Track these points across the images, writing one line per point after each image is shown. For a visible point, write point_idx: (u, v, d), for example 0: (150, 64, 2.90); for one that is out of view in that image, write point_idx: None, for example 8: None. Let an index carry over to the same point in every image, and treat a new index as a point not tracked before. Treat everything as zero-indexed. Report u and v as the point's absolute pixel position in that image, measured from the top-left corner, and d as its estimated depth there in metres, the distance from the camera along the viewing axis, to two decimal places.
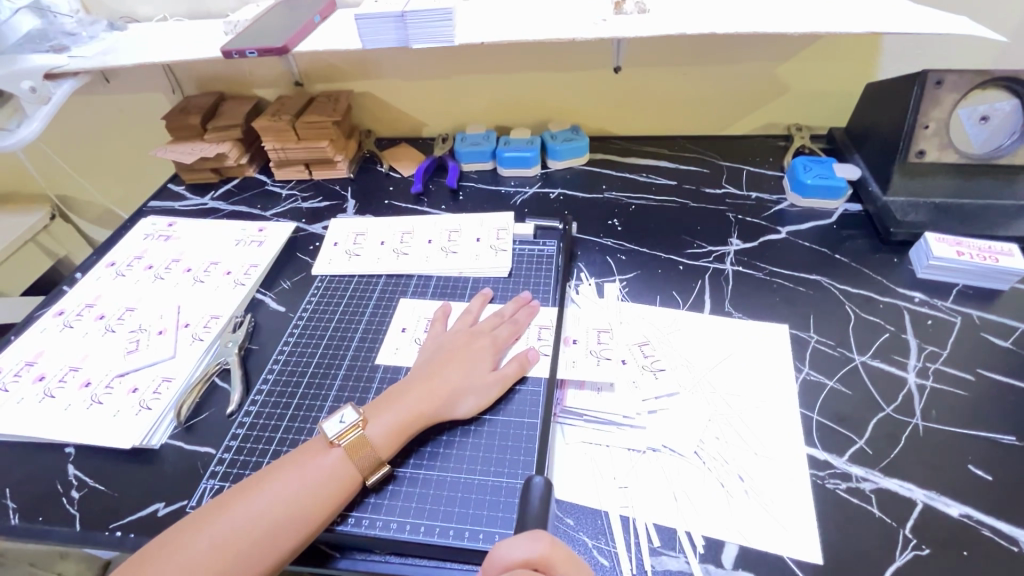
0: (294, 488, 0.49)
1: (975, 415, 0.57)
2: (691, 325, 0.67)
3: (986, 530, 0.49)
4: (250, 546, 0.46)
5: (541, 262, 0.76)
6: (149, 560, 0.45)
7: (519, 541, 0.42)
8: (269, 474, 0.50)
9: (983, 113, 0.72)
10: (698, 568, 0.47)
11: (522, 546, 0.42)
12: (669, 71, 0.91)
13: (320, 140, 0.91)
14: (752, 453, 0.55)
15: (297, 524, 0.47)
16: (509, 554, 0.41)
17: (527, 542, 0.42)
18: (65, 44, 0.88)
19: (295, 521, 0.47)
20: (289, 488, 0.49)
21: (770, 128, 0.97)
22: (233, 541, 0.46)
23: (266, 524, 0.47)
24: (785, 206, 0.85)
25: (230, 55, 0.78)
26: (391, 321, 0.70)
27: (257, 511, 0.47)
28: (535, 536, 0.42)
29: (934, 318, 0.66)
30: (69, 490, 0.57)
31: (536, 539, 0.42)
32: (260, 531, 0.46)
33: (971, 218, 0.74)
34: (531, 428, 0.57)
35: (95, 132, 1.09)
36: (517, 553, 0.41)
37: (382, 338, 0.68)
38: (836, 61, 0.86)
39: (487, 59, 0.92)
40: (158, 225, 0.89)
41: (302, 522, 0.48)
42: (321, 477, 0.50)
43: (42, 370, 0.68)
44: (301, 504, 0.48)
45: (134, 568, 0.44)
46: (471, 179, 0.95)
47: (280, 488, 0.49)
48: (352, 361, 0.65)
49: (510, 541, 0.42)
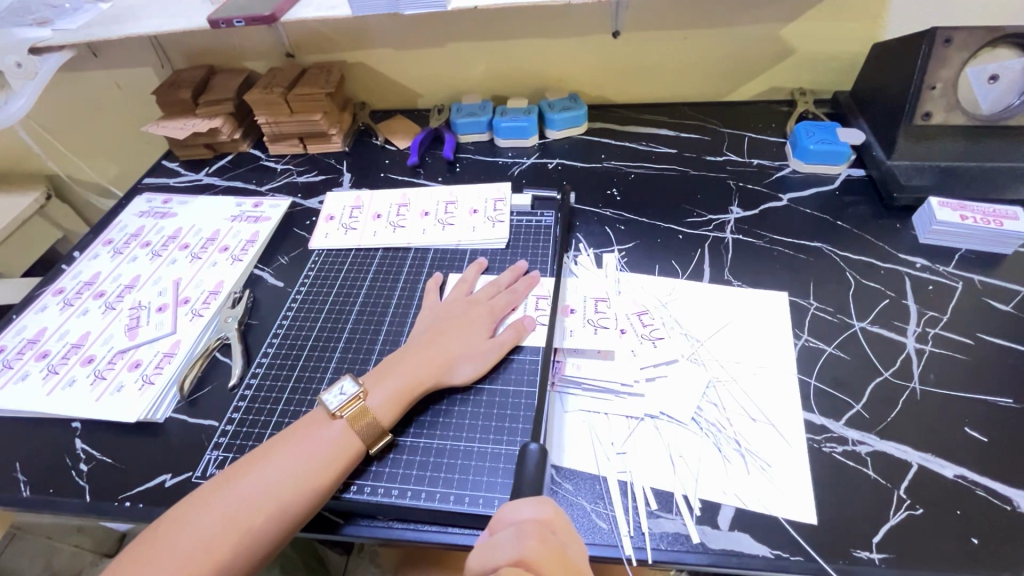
0: (324, 441, 0.51)
1: (974, 379, 0.57)
2: (689, 293, 0.67)
3: (980, 489, 0.49)
4: (284, 493, 0.48)
5: (539, 232, 0.76)
6: (190, 510, 0.47)
7: (527, 502, 0.43)
8: (297, 432, 0.52)
9: (992, 72, 0.70)
10: (695, 529, 0.48)
11: (528, 507, 0.43)
12: (670, 34, 0.88)
13: (314, 113, 0.90)
14: (749, 419, 0.55)
15: (327, 471, 0.49)
16: (516, 512, 0.43)
17: (533, 504, 0.43)
18: (50, 17, 0.85)
19: (323, 468, 0.49)
20: (309, 447, 0.50)
21: (772, 94, 0.94)
22: (269, 490, 0.48)
23: (300, 472, 0.49)
24: (786, 172, 0.83)
25: (218, 25, 0.77)
26: (420, 299, 0.69)
27: (290, 461, 0.49)
28: (541, 499, 0.44)
29: (935, 283, 0.66)
30: (78, 463, 0.58)
31: (542, 502, 0.43)
32: (295, 479, 0.48)
33: (976, 181, 0.73)
34: (530, 398, 0.57)
35: (86, 108, 1.07)
36: (524, 511, 0.43)
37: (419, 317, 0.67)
38: (843, 21, 0.83)
39: (482, 25, 0.89)
40: (154, 203, 0.89)
41: (330, 468, 0.50)
42: (337, 437, 0.51)
43: (45, 347, 0.69)
44: (332, 452, 0.50)
45: (175, 518, 0.47)
46: (468, 151, 0.93)
47: (312, 439, 0.51)
48: (381, 338, 0.65)
49: (520, 501, 0.44)
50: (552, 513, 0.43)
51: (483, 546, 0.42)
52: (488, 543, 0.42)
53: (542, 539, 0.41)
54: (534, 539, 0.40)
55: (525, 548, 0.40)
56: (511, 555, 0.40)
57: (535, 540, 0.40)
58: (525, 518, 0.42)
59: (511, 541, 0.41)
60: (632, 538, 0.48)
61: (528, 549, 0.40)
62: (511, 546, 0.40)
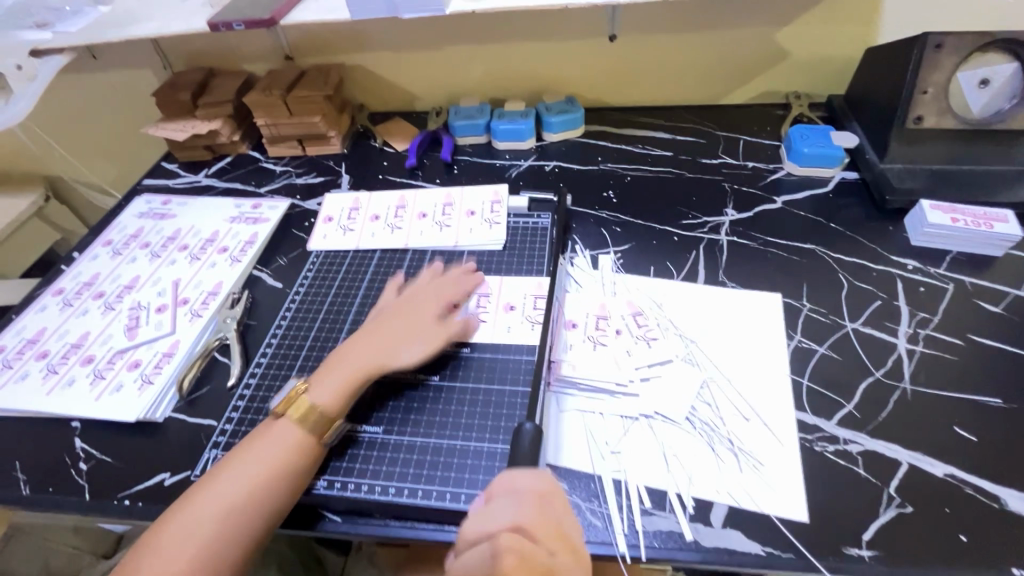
0: (283, 440, 0.52)
1: (964, 379, 0.58)
2: (683, 295, 0.68)
3: (969, 488, 0.50)
4: (251, 493, 0.49)
5: (536, 234, 0.76)
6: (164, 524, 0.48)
7: (528, 474, 0.45)
8: (259, 435, 0.53)
9: (984, 77, 0.71)
10: (688, 527, 0.49)
11: (526, 478, 0.44)
12: (666, 38, 0.89)
13: (313, 115, 0.90)
14: (743, 419, 0.56)
15: (291, 466, 0.51)
16: (515, 482, 0.44)
17: (535, 477, 0.44)
18: (49, 20, 0.86)
19: (286, 463, 0.51)
20: (271, 446, 0.52)
21: (766, 97, 0.96)
22: (235, 495, 0.49)
23: (263, 472, 0.50)
24: (781, 174, 0.84)
25: (217, 28, 0.78)
26: None
27: (253, 463, 0.51)
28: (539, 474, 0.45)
29: (927, 284, 0.67)
30: (77, 462, 0.58)
31: (540, 477, 0.45)
32: (259, 479, 0.50)
33: (968, 184, 0.74)
34: (526, 397, 0.57)
35: (86, 110, 1.08)
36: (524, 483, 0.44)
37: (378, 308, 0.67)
38: (837, 25, 0.84)
39: (480, 27, 0.90)
40: (153, 204, 0.90)
41: (291, 463, 0.51)
42: (296, 434, 0.52)
43: (44, 348, 0.69)
44: (293, 449, 0.52)
45: (152, 533, 0.48)
46: (466, 153, 0.94)
47: (271, 440, 0.52)
48: None
49: (518, 471, 0.45)
50: (549, 485, 0.44)
51: (480, 512, 0.43)
52: (485, 511, 0.43)
53: (540, 509, 0.43)
54: (532, 511, 0.42)
55: (522, 515, 0.42)
56: (509, 521, 0.42)
57: (534, 512, 0.42)
58: (523, 491, 0.44)
59: (510, 508, 0.43)
60: (626, 536, 0.49)
61: (526, 520, 0.42)
62: (509, 514, 0.42)
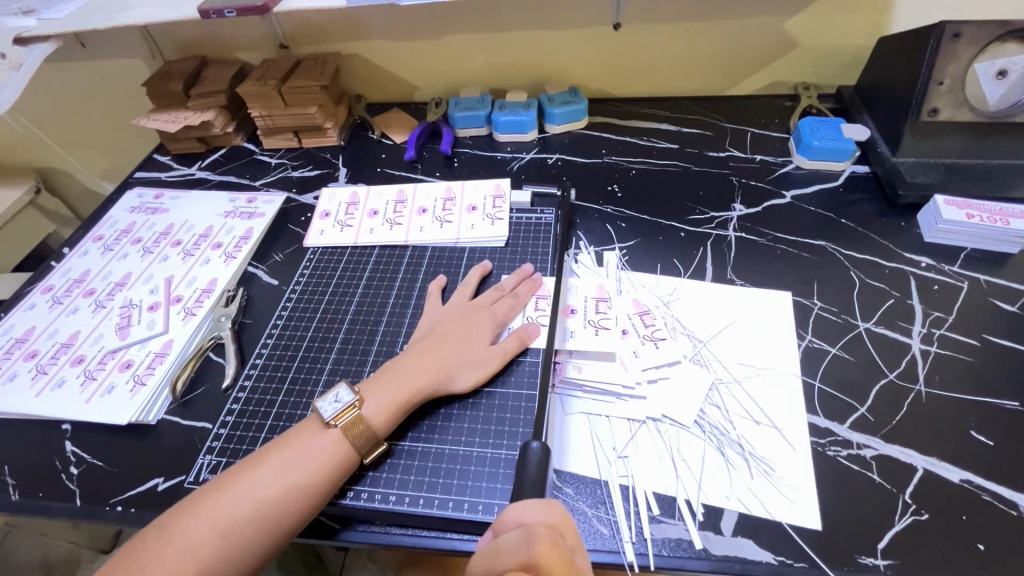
0: (319, 449, 0.49)
1: (980, 381, 0.56)
2: (692, 293, 0.66)
3: (986, 494, 0.48)
4: (277, 501, 0.47)
5: (539, 230, 0.74)
6: (181, 516, 0.46)
7: (535, 504, 0.42)
8: (294, 438, 0.51)
9: (1001, 67, 0.68)
10: (697, 535, 0.48)
11: (537, 511, 0.42)
12: (672, 27, 0.86)
13: (309, 106, 0.88)
14: (753, 422, 0.54)
15: (323, 479, 0.48)
16: (523, 515, 0.42)
17: (542, 507, 0.42)
18: (34, 6, 0.83)
19: (318, 476, 0.48)
20: (306, 454, 0.49)
21: (775, 88, 0.93)
22: (261, 500, 0.46)
23: (294, 481, 0.48)
24: (790, 168, 0.82)
25: (208, 15, 0.74)
26: (417, 299, 0.67)
27: (284, 470, 0.48)
28: (548, 502, 0.43)
29: (941, 283, 0.65)
30: (68, 466, 0.57)
31: (549, 506, 0.42)
32: (288, 488, 0.47)
33: (982, 179, 0.72)
34: (530, 401, 0.56)
35: (74, 100, 1.05)
36: (533, 515, 0.41)
37: (416, 318, 0.65)
38: (850, 14, 0.82)
39: (480, 15, 0.87)
40: (145, 198, 0.87)
41: (324, 477, 0.48)
42: (333, 446, 0.50)
43: (33, 347, 0.67)
44: (328, 461, 0.49)
45: (166, 523, 0.46)
46: (466, 145, 0.92)
47: (306, 448, 0.49)
48: (379, 339, 0.63)
49: (528, 503, 0.42)
50: (561, 517, 0.42)
51: (487, 548, 0.41)
52: (492, 547, 0.41)
53: (552, 543, 0.40)
54: (545, 543, 0.39)
55: (535, 552, 0.39)
56: (521, 558, 0.39)
57: (546, 544, 0.39)
58: (533, 522, 0.41)
59: (520, 542, 0.40)
60: (634, 544, 0.47)
61: (539, 554, 0.39)
62: (519, 551, 0.39)
